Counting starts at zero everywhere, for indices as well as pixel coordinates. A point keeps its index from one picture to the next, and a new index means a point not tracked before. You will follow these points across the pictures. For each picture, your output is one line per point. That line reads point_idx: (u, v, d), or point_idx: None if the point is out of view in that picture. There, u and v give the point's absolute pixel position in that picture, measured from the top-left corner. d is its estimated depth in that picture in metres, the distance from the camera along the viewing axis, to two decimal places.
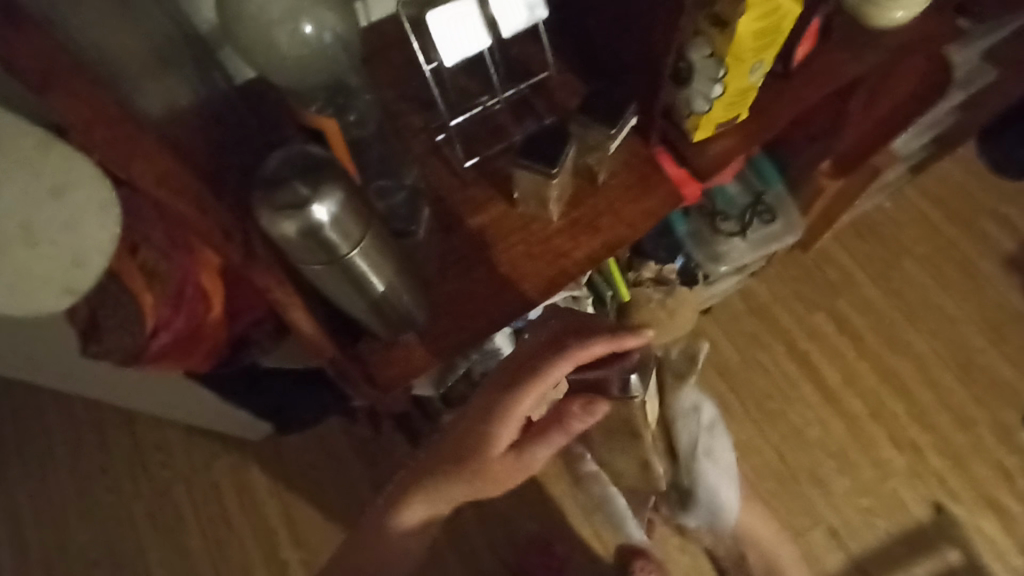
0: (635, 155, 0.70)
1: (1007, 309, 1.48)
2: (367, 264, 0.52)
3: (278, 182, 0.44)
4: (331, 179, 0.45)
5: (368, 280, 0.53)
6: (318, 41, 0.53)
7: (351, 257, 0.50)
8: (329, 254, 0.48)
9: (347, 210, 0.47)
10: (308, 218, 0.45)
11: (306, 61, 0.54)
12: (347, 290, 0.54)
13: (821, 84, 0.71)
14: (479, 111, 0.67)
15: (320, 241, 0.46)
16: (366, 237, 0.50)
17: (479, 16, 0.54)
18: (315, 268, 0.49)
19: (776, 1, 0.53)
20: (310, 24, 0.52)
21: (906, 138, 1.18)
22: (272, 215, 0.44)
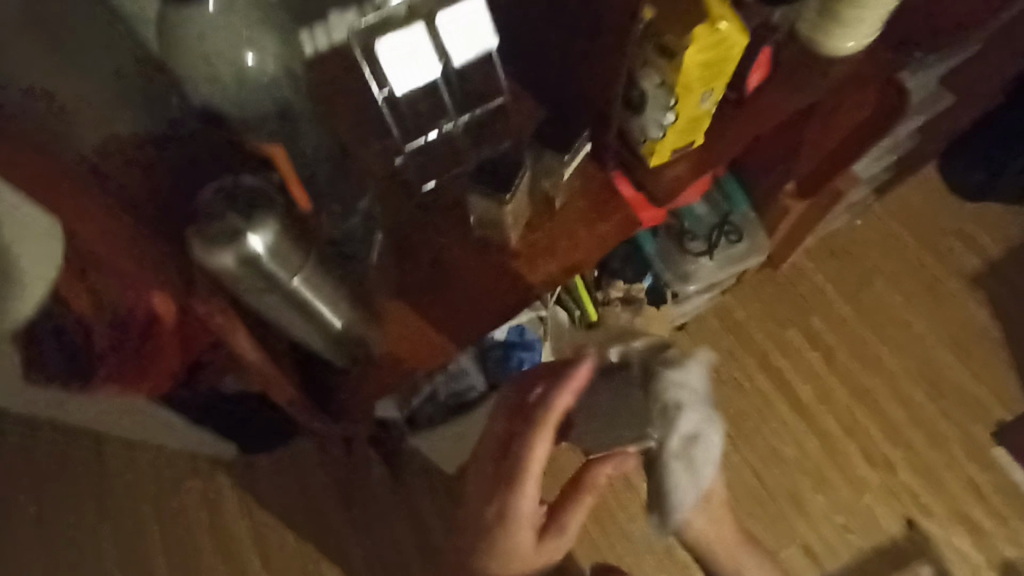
0: (591, 180, 0.70)
1: (973, 324, 1.51)
2: (311, 292, 0.53)
3: (213, 216, 0.46)
4: (264, 211, 0.47)
5: (315, 307, 0.54)
6: (261, 70, 0.53)
7: (294, 285, 0.51)
8: (271, 283, 0.49)
9: (283, 239, 0.48)
10: (244, 248, 0.45)
11: (252, 87, 0.53)
12: (296, 319, 0.55)
13: (774, 109, 0.73)
14: (438, 134, 0.65)
15: (261, 272, 0.48)
16: (306, 268, 0.51)
17: (431, 45, 0.58)
18: (260, 298, 0.50)
19: (717, 35, 0.55)
20: (252, 53, 0.51)
21: (868, 160, 1.21)
22: (209, 248, 0.45)
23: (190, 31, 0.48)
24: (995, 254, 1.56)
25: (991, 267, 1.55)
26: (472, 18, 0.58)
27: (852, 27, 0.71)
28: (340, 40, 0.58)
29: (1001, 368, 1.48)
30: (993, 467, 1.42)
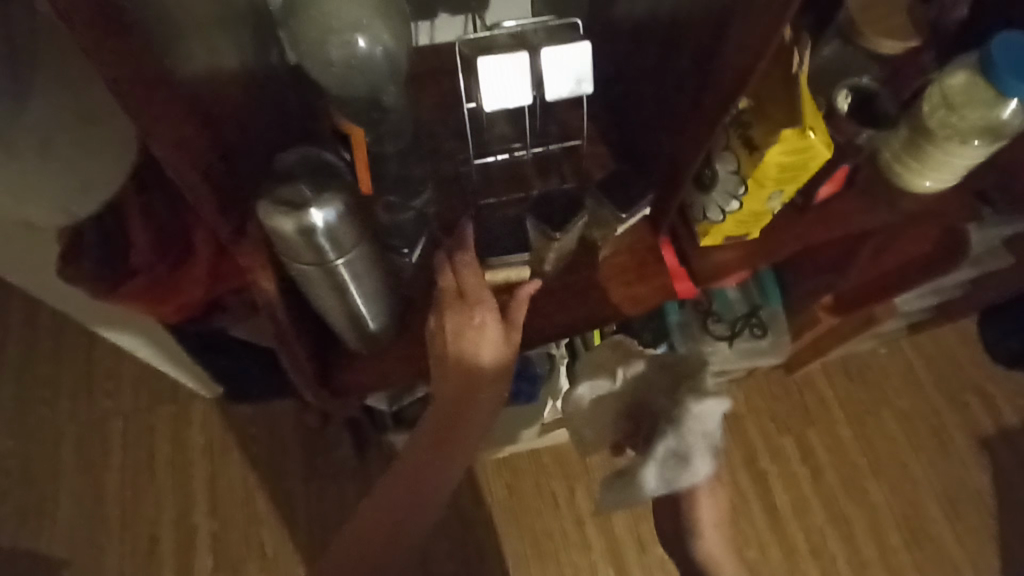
0: (641, 241, 0.71)
1: (969, 487, 1.47)
2: (349, 275, 0.53)
3: (285, 181, 0.48)
4: (334, 189, 0.48)
5: (350, 291, 0.55)
6: (369, 54, 0.54)
7: (336, 265, 0.52)
8: (318, 258, 0.50)
9: (345, 221, 0.49)
10: (305, 220, 0.47)
11: (353, 73, 0.54)
12: (331, 300, 0.56)
13: (835, 223, 0.74)
14: (507, 156, 0.69)
15: (314, 246, 0.49)
16: (358, 251, 0.52)
17: (529, 73, 0.56)
18: (303, 268, 0.51)
19: (802, 143, 0.55)
20: (365, 40, 0.53)
21: (908, 296, 1.20)
22: (274, 211, 0.47)
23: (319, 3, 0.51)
24: (1010, 423, 1.52)
25: (1002, 435, 1.52)
26: (573, 55, 0.56)
27: (933, 167, 0.71)
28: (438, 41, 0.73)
29: (986, 539, 1.44)
30: None
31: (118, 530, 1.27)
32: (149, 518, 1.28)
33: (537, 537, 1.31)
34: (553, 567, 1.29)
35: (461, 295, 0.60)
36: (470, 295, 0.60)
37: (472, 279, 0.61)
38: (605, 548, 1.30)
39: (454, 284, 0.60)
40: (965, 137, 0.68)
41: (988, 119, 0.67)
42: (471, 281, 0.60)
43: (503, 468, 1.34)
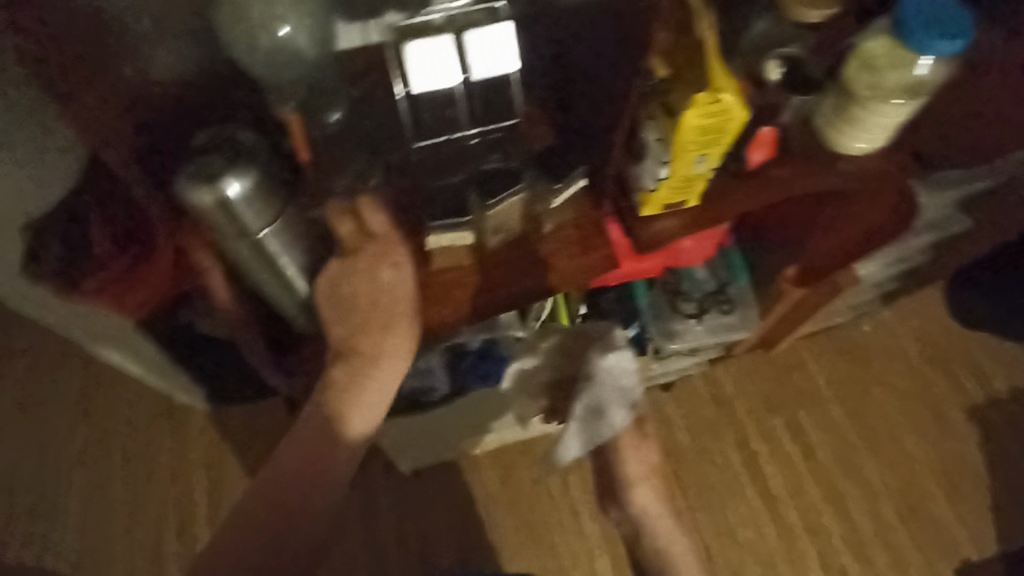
0: (585, 215, 0.74)
1: (963, 458, 1.49)
2: (277, 246, 0.64)
3: (202, 158, 0.58)
4: (244, 165, 0.58)
5: (280, 258, 0.65)
6: (291, 42, 0.55)
7: (262, 235, 0.62)
8: (243, 227, 0.61)
9: (257, 190, 0.59)
10: (221, 191, 0.58)
11: (283, 64, 0.57)
12: (266, 269, 0.66)
13: (770, 189, 0.76)
14: (443, 140, 0.64)
15: (233, 214, 0.59)
16: (277, 220, 0.62)
17: (455, 55, 0.57)
18: (232, 238, 0.62)
19: (711, 106, 0.59)
20: (285, 29, 0.54)
21: (875, 267, 1.23)
22: (193, 184, 0.57)
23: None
24: (1000, 392, 1.54)
25: (992, 405, 1.53)
26: (501, 37, 0.58)
27: (863, 129, 0.74)
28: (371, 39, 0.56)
29: (979, 504, 1.46)
30: None
31: (124, 545, 1.29)
32: (153, 530, 1.30)
33: (536, 528, 1.32)
34: (554, 558, 1.31)
35: (384, 297, 0.69)
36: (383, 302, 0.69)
37: (391, 276, 0.68)
38: (604, 536, 1.32)
39: (378, 279, 0.68)
40: (888, 95, 0.71)
41: (906, 79, 0.71)
42: (395, 281, 0.68)
43: (499, 462, 1.37)
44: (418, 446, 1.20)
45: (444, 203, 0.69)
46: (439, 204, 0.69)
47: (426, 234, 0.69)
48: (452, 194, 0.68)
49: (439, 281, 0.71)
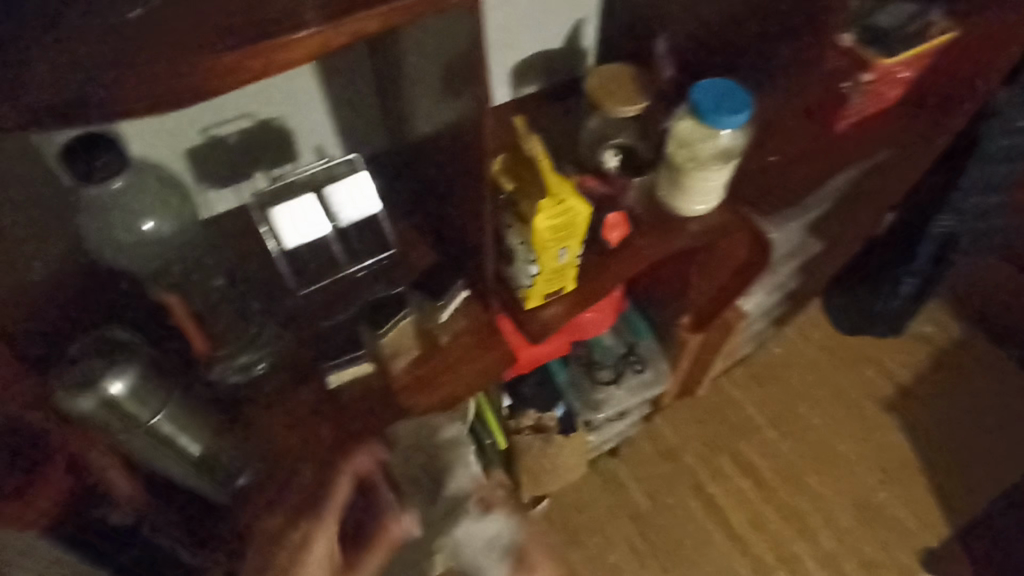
0: (477, 319, 0.77)
1: (894, 450, 1.59)
2: (172, 426, 0.61)
3: (77, 363, 0.56)
4: (124, 361, 0.56)
5: (178, 440, 0.63)
6: (157, 234, 0.65)
7: (155, 422, 0.59)
8: (131, 421, 0.57)
9: (143, 381, 0.57)
10: (102, 394, 0.54)
11: (151, 248, 0.65)
12: (163, 454, 0.63)
13: (636, 260, 0.85)
14: (331, 280, 0.76)
15: (121, 413, 0.56)
16: (168, 406, 0.60)
17: (319, 209, 0.64)
18: (122, 435, 0.58)
19: (557, 208, 0.66)
20: (149, 223, 0.64)
21: (758, 298, 1.36)
22: (71, 392, 0.54)
23: (103, 208, 0.61)
24: (905, 380, 1.67)
25: (904, 394, 1.66)
26: (357, 185, 0.66)
27: (696, 194, 0.85)
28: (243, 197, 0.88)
29: (921, 491, 1.54)
30: None
31: None
32: None
33: None
34: None
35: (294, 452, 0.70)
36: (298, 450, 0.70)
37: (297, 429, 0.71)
38: None
39: (288, 433, 0.70)
40: (707, 164, 0.82)
41: (716, 147, 0.82)
42: (299, 432, 0.70)
43: None
44: None
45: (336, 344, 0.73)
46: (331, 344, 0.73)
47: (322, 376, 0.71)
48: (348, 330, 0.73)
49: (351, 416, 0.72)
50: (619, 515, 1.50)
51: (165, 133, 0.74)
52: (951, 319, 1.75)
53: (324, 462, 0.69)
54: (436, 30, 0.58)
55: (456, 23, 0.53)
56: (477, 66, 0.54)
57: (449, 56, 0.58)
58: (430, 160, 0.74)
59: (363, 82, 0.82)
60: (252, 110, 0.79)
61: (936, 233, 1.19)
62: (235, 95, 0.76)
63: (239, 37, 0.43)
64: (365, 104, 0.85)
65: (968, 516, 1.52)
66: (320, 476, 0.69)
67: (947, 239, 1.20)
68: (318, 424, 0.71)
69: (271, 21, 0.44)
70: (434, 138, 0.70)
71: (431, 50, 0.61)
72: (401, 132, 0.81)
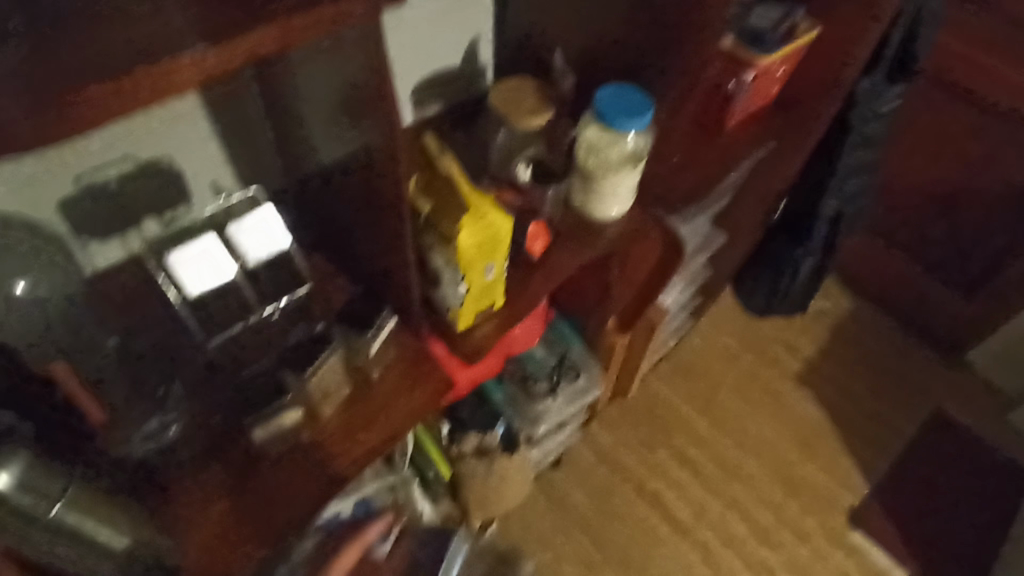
0: (406, 347, 0.74)
1: (810, 421, 1.68)
2: (77, 515, 0.50)
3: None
4: (13, 451, 0.47)
5: (88, 531, 0.51)
6: (33, 297, 0.61)
7: (54, 514, 0.49)
8: (25, 517, 0.47)
9: (35, 470, 0.47)
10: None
11: (27, 317, 0.60)
12: (74, 552, 0.51)
13: (562, 268, 0.85)
14: (243, 325, 0.68)
15: (11, 508, 0.46)
16: (70, 489, 0.49)
17: (224, 251, 0.60)
18: (10, 539, 0.47)
19: (482, 223, 0.65)
20: (22, 286, 0.60)
21: (674, 294, 1.41)
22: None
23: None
24: (810, 355, 1.78)
25: (810, 367, 1.76)
26: (262, 221, 0.62)
27: (611, 199, 0.87)
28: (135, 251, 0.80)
29: (839, 457, 1.64)
30: (857, 555, 1.52)
31: None
32: None
33: None
34: None
35: (227, 526, 0.63)
36: (232, 523, 0.63)
37: (223, 498, 0.64)
38: None
39: (220, 505, 0.63)
40: (617, 167, 0.84)
41: (626, 151, 0.84)
42: (232, 503, 0.64)
43: None
44: None
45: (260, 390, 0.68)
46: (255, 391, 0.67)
47: (251, 430, 0.65)
48: (274, 377, 0.68)
49: (283, 471, 0.66)
50: (570, 527, 1.49)
51: (30, 183, 0.67)
52: (842, 294, 1.88)
53: (261, 526, 0.63)
54: (327, 55, 0.56)
55: (345, 43, 0.51)
56: (381, 86, 0.51)
57: (345, 79, 0.55)
58: (337, 190, 0.71)
59: (253, 115, 0.78)
60: (133, 152, 0.72)
61: (827, 211, 1.27)
62: (108, 138, 0.69)
63: (108, 66, 0.39)
64: (258, 138, 0.81)
65: (881, 472, 1.62)
66: (255, 544, 0.62)
67: (837, 217, 1.30)
68: (246, 483, 0.65)
69: (141, 48, 0.41)
70: (340, 167, 0.67)
71: (324, 75, 0.58)
72: (302, 166, 0.77)
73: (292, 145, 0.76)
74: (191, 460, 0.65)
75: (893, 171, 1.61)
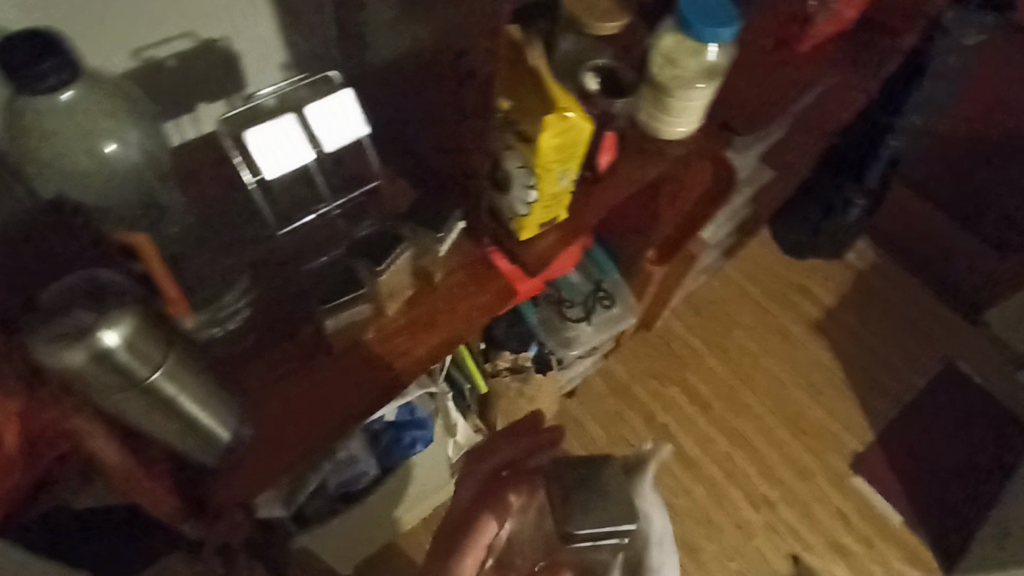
0: (467, 256, 0.74)
1: (823, 368, 1.65)
2: (175, 388, 0.48)
3: (56, 314, 0.43)
4: (122, 305, 0.44)
5: (181, 403, 0.50)
6: (122, 156, 0.59)
7: (152, 380, 0.46)
8: (127, 380, 0.45)
9: (142, 330, 0.45)
10: (94, 344, 0.42)
11: (111, 179, 0.59)
12: (167, 420, 0.50)
13: (624, 185, 0.82)
14: (314, 217, 0.70)
15: (115, 369, 0.44)
16: (170, 358, 0.47)
17: (302, 133, 0.57)
18: (113, 400, 0.45)
19: (565, 121, 0.62)
20: (111, 144, 0.58)
21: (713, 230, 1.38)
22: (52, 348, 0.42)
23: (46, 129, 0.54)
24: (828, 303, 1.72)
25: (826, 316, 1.71)
26: (341, 104, 0.59)
27: (679, 114, 0.83)
28: (206, 129, 0.76)
29: (847, 404, 1.62)
30: (856, 497, 1.53)
31: None
32: None
33: None
34: None
35: (293, 410, 0.64)
36: (299, 407, 0.64)
37: (286, 384, 0.65)
38: None
39: (289, 389, 0.64)
40: (692, 82, 0.79)
41: (703, 64, 0.81)
42: (296, 391, 0.65)
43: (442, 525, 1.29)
44: (340, 552, 1.04)
45: (329, 275, 0.67)
46: (323, 277, 0.67)
47: (322, 319, 0.65)
48: (343, 266, 0.67)
49: (345, 362, 0.67)
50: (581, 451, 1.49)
51: (91, 46, 0.63)
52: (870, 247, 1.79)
53: (327, 414, 0.64)
54: None
55: None
56: None
57: None
58: (406, 82, 0.67)
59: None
60: (192, 29, 0.68)
61: (888, 150, 1.26)
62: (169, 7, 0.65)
63: None
64: (312, 24, 0.76)
65: (888, 419, 1.61)
66: (317, 430, 0.64)
67: (895, 158, 1.28)
68: (312, 372, 0.66)
69: None
70: (412, 53, 0.63)
71: None
72: (358, 56, 0.73)
73: (352, 33, 0.71)
74: (260, 345, 0.66)
75: (948, 117, 1.50)
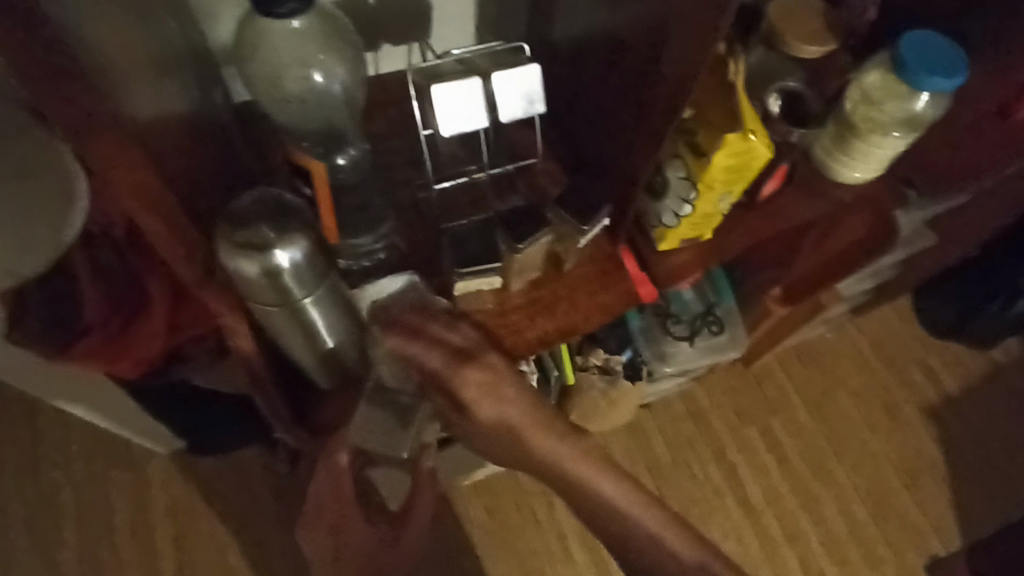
0: (601, 250, 0.73)
1: (926, 458, 1.46)
2: (316, 312, 0.57)
3: (245, 224, 0.52)
4: (297, 229, 0.53)
5: (316, 326, 0.59)
6: (326, 86, 0.63)
7: (303, 303, 0.56)
8: (283, 297, 0.54)
9: (313, 258, 0.54)
10: (270, 261, 0.51)
11: (308, 103, 0.63)
12: (298, 334, 0.59)
13: (778, 219, 0.78)
14: (465, 179, 0.73)
15: (278, 286, 0.53)
16: (320, 290, 0.56)
17: (482, 97, 0.59)
18: (268, 310, 0.55)
19: (747, 143, 0.59)
20: (318, 73, 0.62)
21: (849, 282, 1.25)
22: (236, 254, 0.51)
23: (270, 47, 0.60)
24: (952, 392, 1.51)
25: (947, 404, 1.50)
26: (524, 78, 0.59)
27: (861, 160, 0.76)
28: (383, 70, 0.80)
29: (942, 504, 1.42)
30: None
31: None
32: (108, 558, 1.19)
33: (522, 559, 1.22)
34: None
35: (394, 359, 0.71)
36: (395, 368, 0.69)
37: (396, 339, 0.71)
38: (590, 561, 1.23)
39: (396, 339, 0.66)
40: (887, 129, 0.73)
41: (906, 111, 0.73)
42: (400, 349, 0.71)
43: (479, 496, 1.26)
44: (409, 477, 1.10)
45: (477, 244, 0.68)
46: (470, 244, 0.68)
47: (457, 281, 0.66)
48: (492, 233, 0.68)
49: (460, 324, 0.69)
50: (640, 466, 1.41)
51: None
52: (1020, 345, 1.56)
53: None
54: None
55: None
56: None
57: None
58: (587, 65, 0.67)
59: None
60: None
61: None
62: None
63: None
64: None
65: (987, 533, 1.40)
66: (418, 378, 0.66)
67: None
68: None
69: None
70: (602, 38, 0.63)
71: None
72: (546, 30, 0.74)
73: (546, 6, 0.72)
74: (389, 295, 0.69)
75: None
